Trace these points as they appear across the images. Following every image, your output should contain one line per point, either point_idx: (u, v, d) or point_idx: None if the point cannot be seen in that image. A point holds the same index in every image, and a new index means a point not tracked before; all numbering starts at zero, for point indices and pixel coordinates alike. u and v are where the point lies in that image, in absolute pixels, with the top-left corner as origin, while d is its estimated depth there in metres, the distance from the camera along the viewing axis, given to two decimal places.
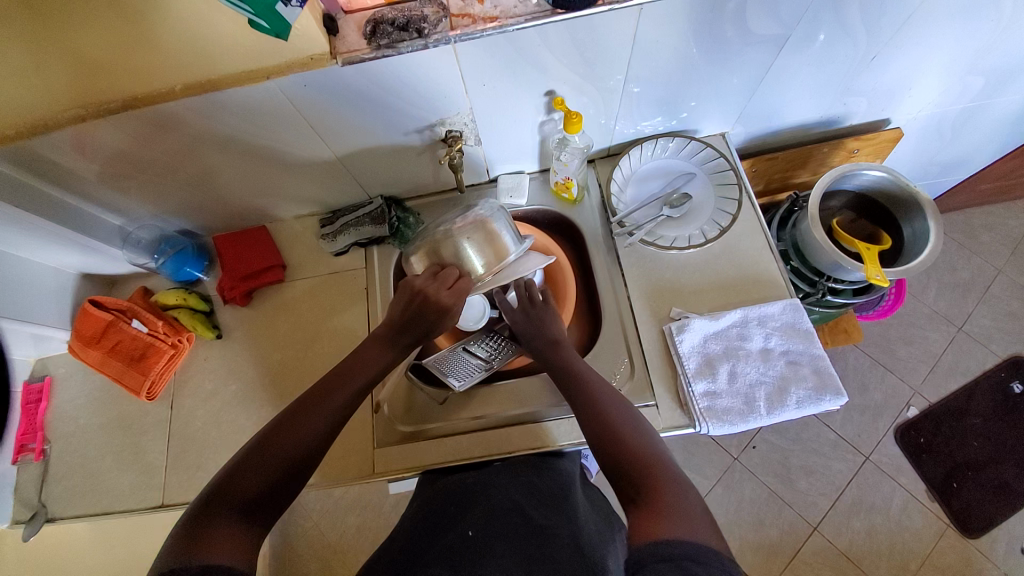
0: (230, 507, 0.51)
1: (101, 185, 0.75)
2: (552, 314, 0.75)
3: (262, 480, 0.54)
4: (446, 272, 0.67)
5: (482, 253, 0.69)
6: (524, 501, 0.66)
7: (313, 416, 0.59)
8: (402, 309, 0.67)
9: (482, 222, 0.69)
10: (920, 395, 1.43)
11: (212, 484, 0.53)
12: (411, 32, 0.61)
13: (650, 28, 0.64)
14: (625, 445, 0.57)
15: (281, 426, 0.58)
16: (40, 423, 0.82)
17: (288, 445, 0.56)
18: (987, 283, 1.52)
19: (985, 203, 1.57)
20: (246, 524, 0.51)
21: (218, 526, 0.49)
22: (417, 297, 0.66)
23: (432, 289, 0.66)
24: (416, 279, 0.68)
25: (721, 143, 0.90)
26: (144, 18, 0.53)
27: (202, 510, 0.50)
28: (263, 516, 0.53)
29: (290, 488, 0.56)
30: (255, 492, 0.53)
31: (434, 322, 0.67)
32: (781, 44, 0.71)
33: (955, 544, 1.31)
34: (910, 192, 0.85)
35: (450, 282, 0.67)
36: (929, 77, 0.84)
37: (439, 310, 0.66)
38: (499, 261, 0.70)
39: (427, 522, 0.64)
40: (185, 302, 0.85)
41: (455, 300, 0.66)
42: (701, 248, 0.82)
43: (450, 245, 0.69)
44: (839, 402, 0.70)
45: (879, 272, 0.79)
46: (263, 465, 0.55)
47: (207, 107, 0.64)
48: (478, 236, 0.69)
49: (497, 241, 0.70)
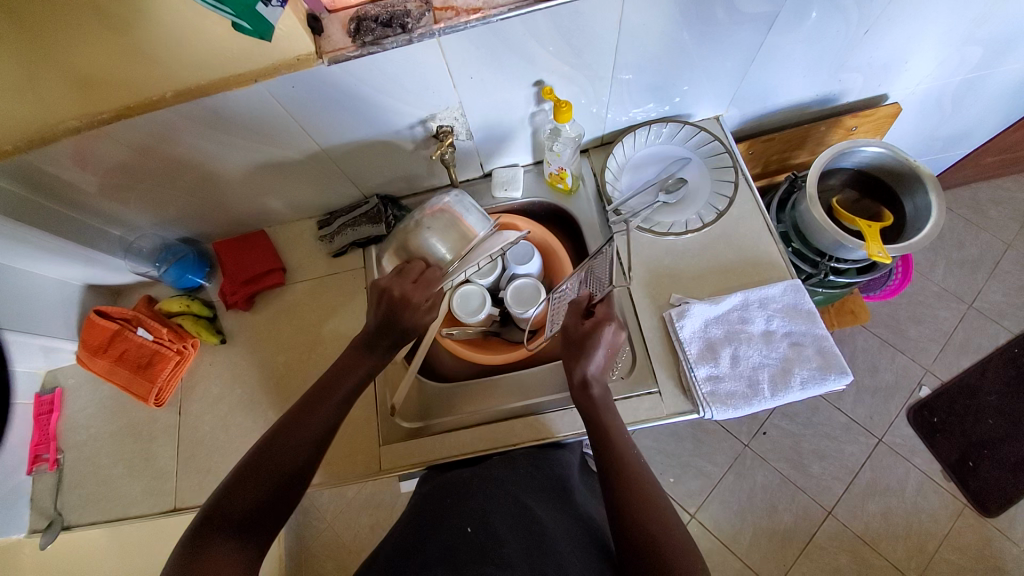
0: (224, 526, 0.52)
1: (101, 197, 0.76)
2: (603, 343, 0.68)
3: (253, 497, 0.55)
4: (409, 266, 0.69)
5: (446, 240, 0.70)
6: (522, 495, 0.67)
7: (302, 427, 0.60)
8: (373, 311, 0.69)
9: (445, 210, 0.69)
10: (932, 374, 1.41)
11: (207, 503, 0.54)
12: (394, 27, 0.60)
13: (634, 12, 0.64)
14: (625, 473, 0.61)
15: (273, 438, 0.59)
16: (53, 433, 0.83)
17: (279, 460, 0.57)
18: (997, 259, 1.50)
19: (991, 177, 1.55)
20: (242, 542, 0.52)
21: (213, 549, 0.50)
22: (384, 294, 0.68)
23: (396, 285, 0.68)
24: (383, 278, 0.70)
25: (716, 127, 0.89)
26: (130, 28, 0.54)
27: (199, 531, 0.52)
28: (258, 533, 0.54)
29: (285, 502, 0.57)
30: (248, 509, 0.54)
31: (404, 320, 0.67)
32: (771, 22, 0.70)
33: (972, 524, 1.29)
34: (910, 167, 0.83)
35: (414, 275, 0.68)
36: (924, 49, 0.83)
37: (406, 306, 0.67)
38: (466, 243, 0.70)
39: (430, 515, 0.65)
40: (189, 309, 0.85)
41: (421, 293, 0.67)
42: (698, 232, 0.81)
43: (415, 238, 0.70)
44: (844, 381, 0.69)
45: (880, 250, 0.77)
46: (254, 480, 0.56)
47: (197, 113, 0.65)
48: (441, 224, 0.70)
49: (462, 226, 0.70)
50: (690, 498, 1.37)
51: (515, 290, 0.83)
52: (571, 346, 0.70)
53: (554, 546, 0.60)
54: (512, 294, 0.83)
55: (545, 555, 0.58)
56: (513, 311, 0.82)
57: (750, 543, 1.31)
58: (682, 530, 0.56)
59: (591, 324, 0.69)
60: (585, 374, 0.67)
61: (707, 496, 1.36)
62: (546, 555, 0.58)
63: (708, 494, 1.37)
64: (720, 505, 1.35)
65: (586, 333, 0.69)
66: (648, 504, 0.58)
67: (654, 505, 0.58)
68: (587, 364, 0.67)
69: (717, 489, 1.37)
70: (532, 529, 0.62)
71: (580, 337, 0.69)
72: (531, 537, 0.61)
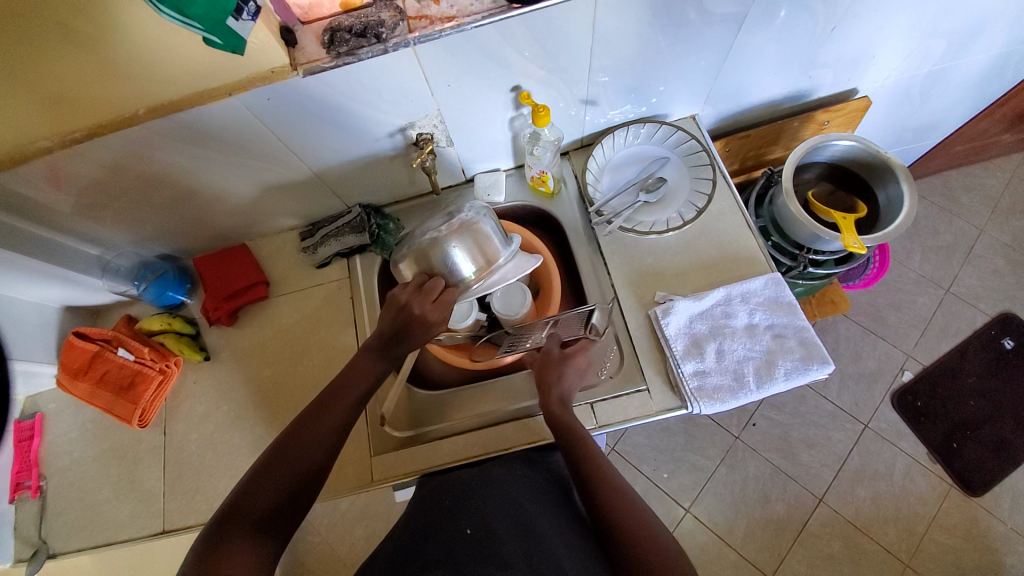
0: (244, 520, 0.54)
1: (77, 216, 0.75)
2: (579, 368, 0.73)
3: (271, 495, 0.56)
4: (431, 284, 0.67)
5: (471, 258, 0.69)
6: (520, 496, 0.67)
7: (313, 428, 0.62)
8: (390, 321, 0.68)
9: (472, 228, 0.68)
10: (913, 359, 1.45)
11: (225, 501, 0.55)
12: (369, 37, 0.60)
13: (607, 16, 0.65)
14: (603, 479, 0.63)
15: (287, 442, 0.60)
16: (34, 459, 0.81)
17: (296, 459, 0.59)
18: (971, 244, 1.54)
19: (961, 165, 1.60)
20: (258, 538, 0.53)
21: (231, 545, 0.51)
22: (403, 310, 0.67)
23: (416, 304, 0.66)
24: (402, 292, 0.68)
25: (692, 126, 0.90)
26: (100, 45, 0.53)
27: (220, 526, 0.53)
28: (275, 531, 0.55)
29: (300, 504, 0.58)
30: (266, 507, 0.55)
31: (419, 335, 0.68)
32: (740, 23, 0.71)
33: (959, 504, 1.32)
34: (881, 158, 0.85)
35: (434, 294, 0.67)
36: (889, 44, 0.85)
37: (423, 324, 0.67)
38: (490, 265, 0.70)
39: (425, 518, 0.65)
40: (171, 327, 0.84)
41: (441, 314, 0.67)
42: (680, 230, 0.82)
43: (437, 253, 0.68)
44: (827, 371, 0.71)
45: (856, 241, 0.79)
46: (271, 478, 0.57)
47: (172, 129, 0.64)
48: (467, 242, 0.68)
49: (488, 247, 0.70)
50: (684, 492, 1.38)
51: (503, 296, 0.84)
52: (552, 362, 0.74)
53: (552, 545, 0.60)
54: (499, 300, 0.84)
55: (544, 553, 0.58)
56: (500, 316, 0.83)
57: (745, 534, 1.33)
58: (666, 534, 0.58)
59: (570, 349, 0.75)
60: (562, 392, 0.72)
61: (701, 490, 1.38)
62: (546, 556, 0.58)
63: (702, 488, 1.38)
64: (715, 498, 1.37)
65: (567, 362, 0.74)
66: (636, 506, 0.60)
67: (637, 507, 0.60)
68: (565, 383, 0.72)
69: (710, 483, 1.38)
70: (529, 529, 0.62)
71: (561, 358, 0.74)
72: (528, 538, 0.60)
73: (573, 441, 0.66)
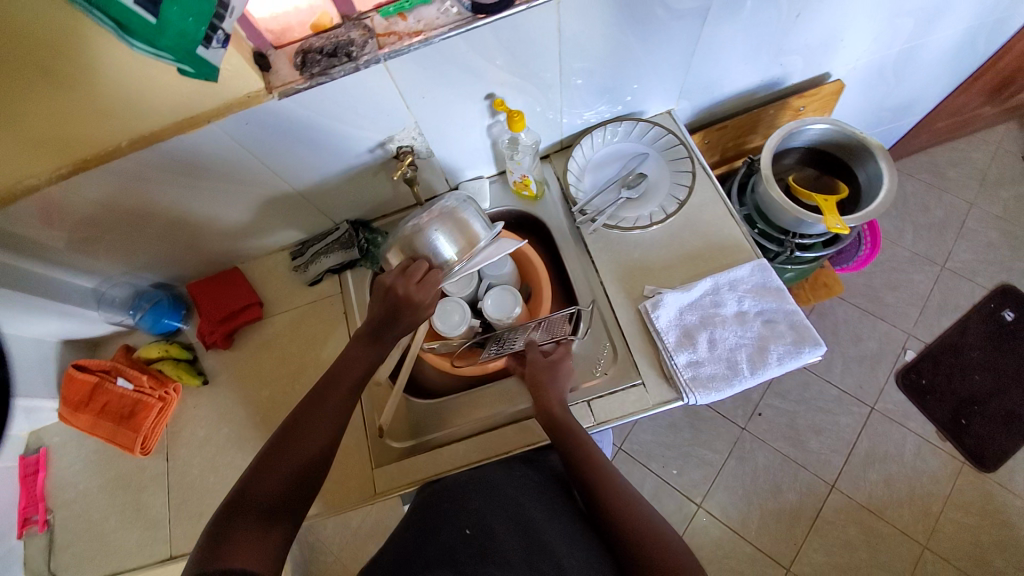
0: (253, 509, 0.54)
1: (70, 251, 0.77)
2: (568, 371, 0.75)
3: (279, 482, 0.57)
4: (414, 266, 0.68)
5: (453, 240, 0.71)
6: (520, 496, 0.67)
7: (317, 418, 0.63)
8: (378, 307, 0.68)
9: (452, 212, 0.71)
10: (914, 337, 1.44)
11: (231, 491, 0.56)
12: (340, 57, 0.62)
13: (571, 20, 0.66)
14: (603, 483, 0.64)
15: (290, 434, 0.61)
16: (40, 494, 0.82)
17: (301, 446, 0.60)
18: (963, 219, 1.55)
19: (945, 141, 1.61)
20: (266, 526, 0.53)
21: (239, 534, 0.51)
22: (390, 294, 0.68)
23: (401, 284, 0.67)
24: (387, 276, 0.69)
25: (668, 121, 0.92)
26: (80, 83, 0.55)
27: (226, 516, 0.53)
28: (284, 519, 0.55)
29: (305, 493, 0.59)
30: (274, 494, 0.56)
31: (408, 319, 0.68)
32: (704, 17, 0.73)
33: (973, 481, 1.31)
34: (857, 139, 0.86)
35: (418, 275, 0.68)
36: (855, 27, 0.87)
37: (409, 305, 0.67)
38: (471, 247, 0.73)
39: (429, 517, 0.64)
40: (168, 353, 0.85)
41: (426, 293, 0.67)
42: (663, 224, 0.83)
43: (420, 239, 0.70)
44: (819, 352, 0.71)
45: (838, 222, 0.80)
46: (278, 466, 0.58)
47: (157, 159, 0.66)
48: (448, 224, 0.71)
49: (469, 229, 0.72)
50: (695, 487, 1.37)
51: (494, 299, 0.84)
52: (548, 368, 0.75)
53: (553, 544, 0.61)
54: (491, 304, 0.84)
55: (544, 554, 0.58)
56: (491, 319, 0.83)
57: (759, 525, 1.32)
58: (670, 532, 0.59)
59: (557, 355, 0.77)
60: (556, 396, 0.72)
61: (711, 484, 1.37)
62: (545, 554, 0.58)
63: (713, 482, 1.37)
64: (726, 491, 1.35)
65: (558, 366, 0.75)
66: (632, 502, 0.62)
67: (639, 506, 0.62)
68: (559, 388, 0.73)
69: (720, 476, 1.37)
70: (531, 529, 0.62)
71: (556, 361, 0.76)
72: (528, 537, 0.61)
73: (573, 437, 0.68)
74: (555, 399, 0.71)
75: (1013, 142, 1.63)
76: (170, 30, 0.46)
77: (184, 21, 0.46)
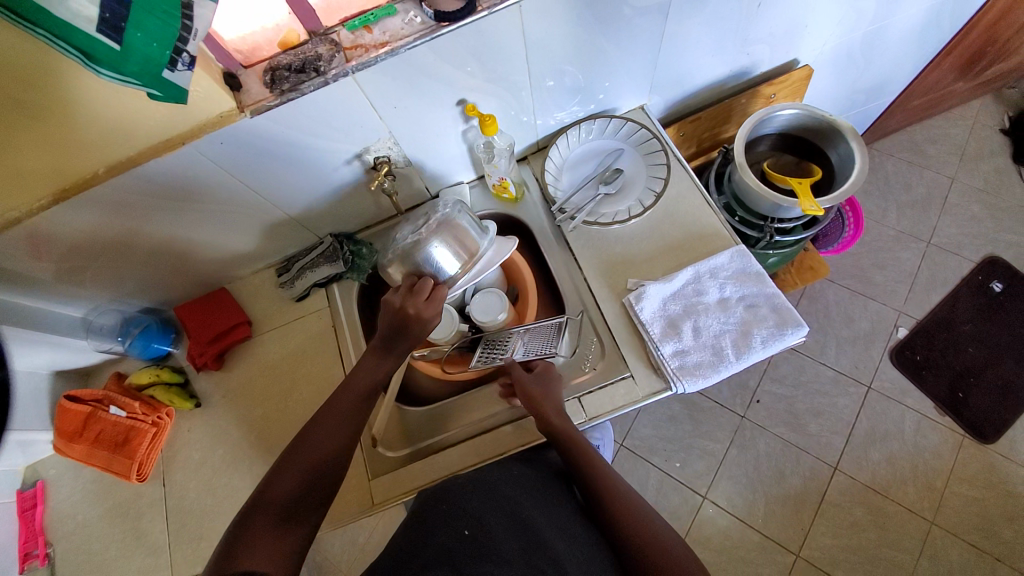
0: (269, 511, 0.56)
1: (56, 282, 0.77)
2: (552, 376, 0.75)
3: (293, 485, 0.58)
4: (421, 284, 0.68)
5: (454, 253, 0.72)
6: (519, 496, 0.67)
7: (330, 421, 0.64)
8: (385, 326, 0.69)
9: (449, 224, 0.71)
10: (906, 315, 1.45)
11: (251, 495, 0.58)
12: (309, 72, 0.63)
13: (535, 24, 0.68)
14: (602, 486, 0.66)
15: (303, 439, 0.62)
16: (39, 528, 0.81)
17: (315, 449, 0.61)
18: (945, 194, 1.56)
19: (921, 119, 1.63)
20: (282, 530, 0.55)
21: (256, 536, 0.53)
22: (398, 314, 0.68)
23: (410, 304, 0.67)
24: (394, 296, 0.69)
25: (641, 116, 0.93)
26: (53, 114, 0.56)
27: (248, 516, 0.55)
28: (299, 521, 0.57)
29: (320, 495, 0.60)
30: (288, 496, 0.57)
31: (417, 334, 0.68)
32: (666, 12, 0.74)
33: (974, 454, 1.31)
34: (826, 122, 0.88)
35: (426, 292, 0.68)
36: (818, 13, 0.88)
37: (420, 323, 0.68)
38: (473, 257, 0.73)
39: (426, 515, 0.64)
40: (159, 378, 0.85)
41: (435, 310, 0.68)
42: (642, 217, 0.84)
43: (422, 253, 0.70)
44: (801, 334, 0.72)
45: (813, 204, 0.80)
46: (295, 467, 0.59)
47: (136, 185, 0.67)
48: (448, 237, 0.71)
49: (467, 239, 0.73)
50: (699, 479, 1.37)
51: (478, 303, 0.85)
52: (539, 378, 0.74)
53: (551, 542, 0.62)
54: (476, 308, 0.85)
55: (543, 552, 0.60)
56: (478, 322, 0.84)
57: (766, 513, 1.31)
58: (670, 532, 0.61)
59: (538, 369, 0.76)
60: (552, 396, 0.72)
61: (715, 475, 1.36)
62: (545, 553, 0.60)
63: (716, 472, 1.37)
64: (730, 481, 1.35)
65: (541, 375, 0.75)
66: (631, 502, 0.64)
67: (639, 506, 0.63)
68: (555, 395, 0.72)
69: (723, 466, 1.37)
70: (529, 526, 0.63)
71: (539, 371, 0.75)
72: (526, 535, 0.61)
73: (570, 440, 0.68)
74: (551, 402, 0.71)
75: (988, 116, 1.65)
76: (135, 56, 0.47)
77: (148, 46, 0.47)
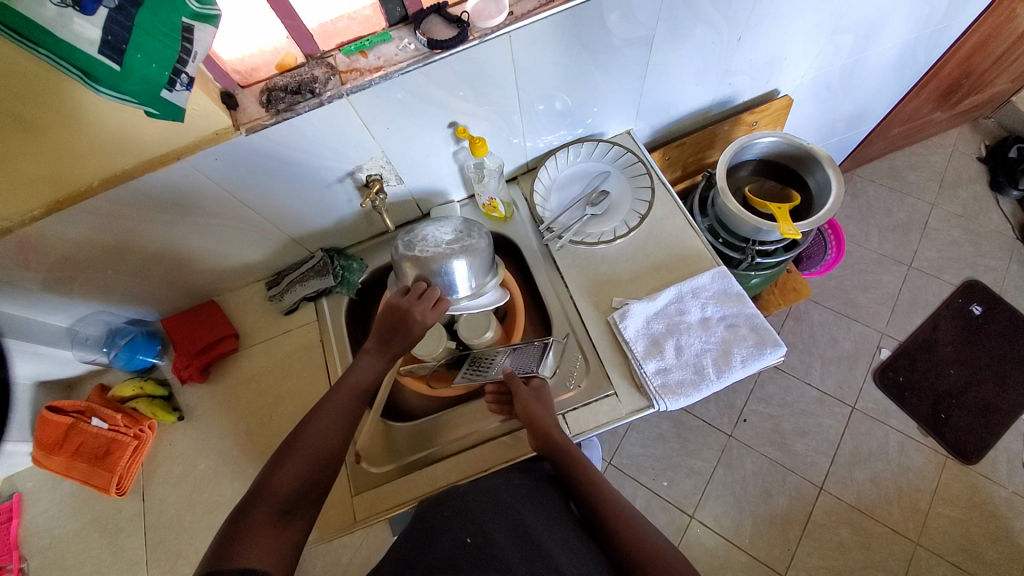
0: (270, 502, 0.55)
1: (43, 291, 0.77)
2: (547, 393, 0.76)
3: (294, 476, 0.58)
4: (429, 293, 0.72)
5: (466, 279, 0.75)
6: (519, 505, 0.66)
7: (326, 417, 0.64)
8: (388, 323, 0.71)
9: (468, 253, 0.75)
10: (888, 336, 1.48)
11: (250, 486, 0.57)
12: (304, 93, 0.65)
13: (523, 52, 0.70)
14: (599, 499, 0.66)
15: (303, 431, 0.62)
16: (14, 541, 0.80)
17: (315, 445, 0.61)
18: (925, 219, 1.61)
19: (901, 146, 1.69)
20: (280, 526, 0.54)
21: (255, 527, 0.53)
22: (403, 316, 0.71)
23: (418, 309, 0.70)
24: (400, 297, 0.72)
25: (628, 140, 0.96)
26: (50, 130, 0.58)
27: (244, 510, 0.54)
28: (298, 513, 0.57)
29: (317, 492, 0.59)
30: (291, 487, 0.57)
31: (415, 339, 0.71)
32: (650, 43, 0.78)
33: (957, 475, 1.33)
34: (804, 149, 0.91)
35: (432, 301, 0.71)
36: (795, 47, 0.93)
37: (421, 328, 0.71)
38: (478, 289, 0.77)
39: (415, 530, 0.64)
40: (143, 391, 0.85)
41: (439, 318, 0.71)
42: (628, 237, 0.86)
43: (434, 264, 0.73)
44: (780, 354, 0.73)
45: (791, 228, 0.83)
46: (297, 459, 0.60)
47: (129, 197, 0.68)
48: (464, 262, 0.74)
49: (480, 275, 0.77)
50: (687, 499, 1.36)
51: (467, 320, 0.89)
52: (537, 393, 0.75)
53: (551, 552, 0.61)
54: (463, 324, 0.90)
55: (543, 562, 0.59)
56: (466, 339, 0.88)
57: (753, 533, 1.31)
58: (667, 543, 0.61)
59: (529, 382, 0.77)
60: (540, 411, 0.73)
61: (702, 494, 1.36)
62: (545, 562, 0.59)
63: (703, 492, 1.36)
64: (717, 501, 1.35)
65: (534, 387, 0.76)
66: (629, 515, 0.64)
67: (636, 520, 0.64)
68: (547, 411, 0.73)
69: (709, 485, 1.37)
70: (529, 537, 0.62)
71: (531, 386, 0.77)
72: (527, 544, 0.60)
73: (568, 455, 0.69)
74: (545, 419, 0.72)
75: (966, 145, 1.72)
76: (134, 76, 0.49)
77: (148, 67, 0.49)
